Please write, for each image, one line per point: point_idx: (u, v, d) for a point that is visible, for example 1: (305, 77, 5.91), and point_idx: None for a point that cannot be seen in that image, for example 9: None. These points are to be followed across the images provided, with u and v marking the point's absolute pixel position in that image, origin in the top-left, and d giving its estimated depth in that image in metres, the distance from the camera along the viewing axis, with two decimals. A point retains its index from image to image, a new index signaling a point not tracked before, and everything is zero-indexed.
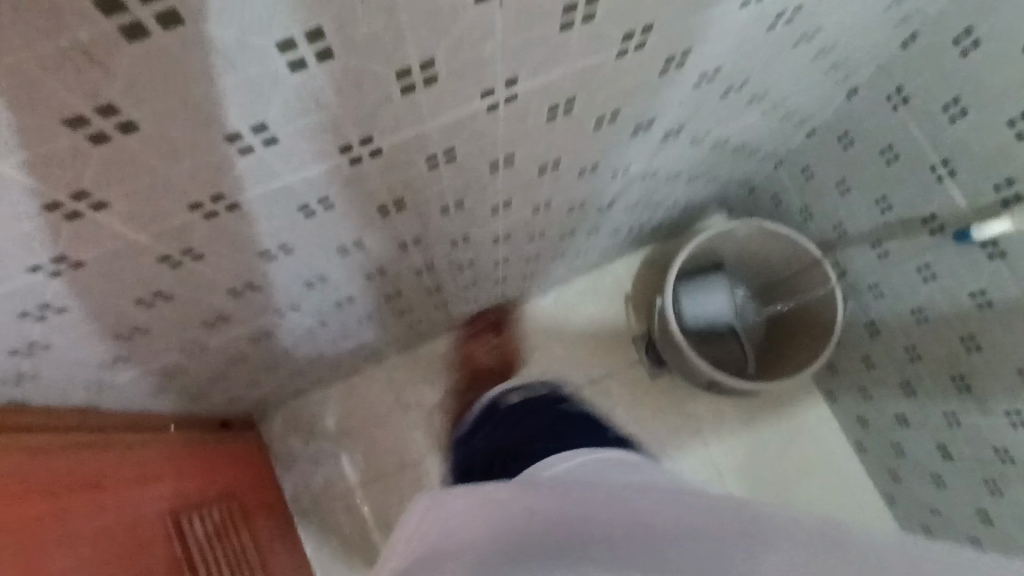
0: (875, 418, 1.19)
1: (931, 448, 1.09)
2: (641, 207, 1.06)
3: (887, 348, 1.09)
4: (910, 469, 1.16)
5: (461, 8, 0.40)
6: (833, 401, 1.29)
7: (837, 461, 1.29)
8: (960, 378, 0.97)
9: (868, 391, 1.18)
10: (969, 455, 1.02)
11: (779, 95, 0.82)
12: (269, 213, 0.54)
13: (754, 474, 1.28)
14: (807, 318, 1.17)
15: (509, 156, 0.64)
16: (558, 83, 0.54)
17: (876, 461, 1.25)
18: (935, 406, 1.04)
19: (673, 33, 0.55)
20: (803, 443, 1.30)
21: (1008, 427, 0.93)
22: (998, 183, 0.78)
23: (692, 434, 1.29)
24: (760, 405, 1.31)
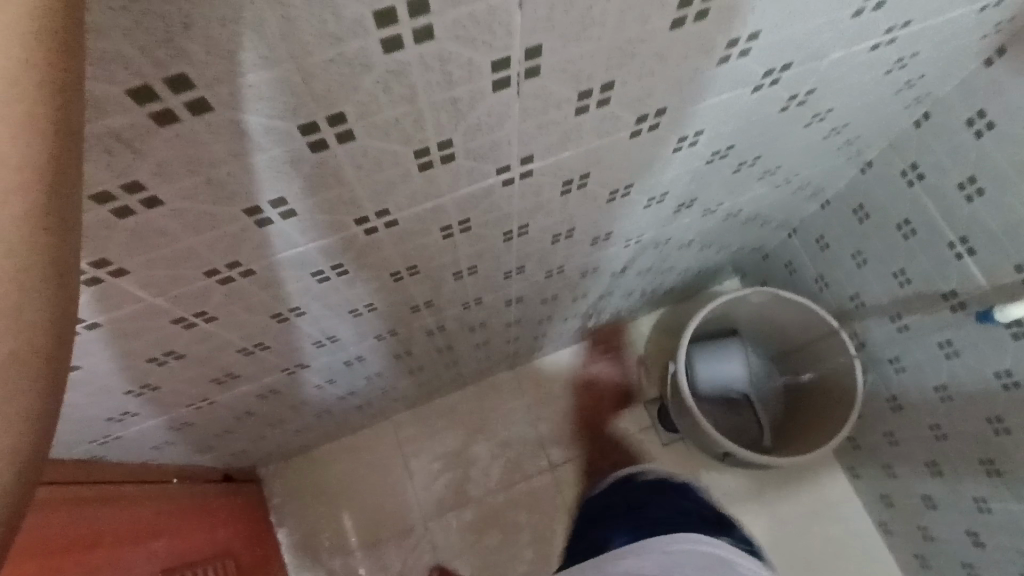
0: (900, 498, 1.14)
1: (961, 534, 1.03)
2: (653, 272, 1.06)
3: (910, 425, 1.05)
4: (939, 555, 1.11)
5: (478, 96, 0.41)
6: (855, 476, 1.25)
7: (862, 544, 1.24)
8: (988, 461, 0.93)
9: (891, 468, 1.14)
10: (1002, 544, 0.96)
11: (792, 168, 0.83)
12: (284, 278, 0.55)
13: (775, 554, 1.23)
14: (825, 390, 1.15)
15: (523, 226, 0.65)
16: (572, 161, 0.55)
17: (902, 544, 1.19)
18: (964, 489, 1.00)
19: (685, 116, 0.56)
20: (825, 520, 1.25)
21: None
22: (1018, 264, 0.77)
23: None
24: (778, 478, 1.27)
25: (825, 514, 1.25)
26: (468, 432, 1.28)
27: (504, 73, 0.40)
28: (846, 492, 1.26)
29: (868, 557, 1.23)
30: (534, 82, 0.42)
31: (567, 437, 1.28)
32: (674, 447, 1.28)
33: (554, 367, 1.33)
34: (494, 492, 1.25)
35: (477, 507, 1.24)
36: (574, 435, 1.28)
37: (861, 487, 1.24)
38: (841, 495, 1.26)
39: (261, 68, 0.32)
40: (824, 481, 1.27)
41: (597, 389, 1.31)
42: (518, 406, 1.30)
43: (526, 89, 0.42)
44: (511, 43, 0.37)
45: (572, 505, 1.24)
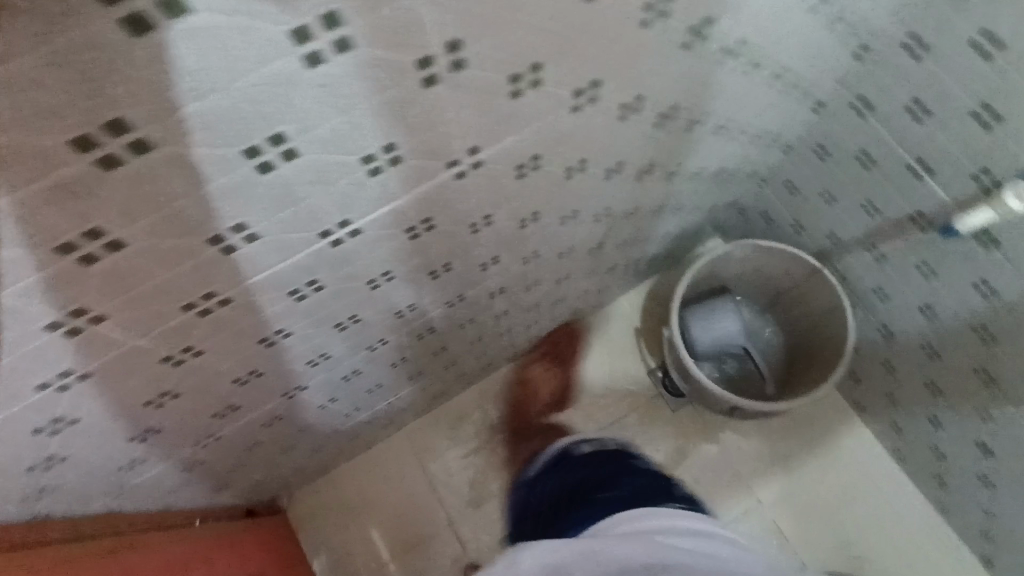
0: (908, 423, 1.16)
1: (970, 447, 1.06)
2: (631, 243, 1.07)
3: (905, 349, 1.07)
4: (955, 473, 1.13)
5: (411, 96, 0.43)
6: (863, 410, 1.27)
7: (881, 474, 1.25)
8: (983, 371, 0.95)
9: (896, 396, 1.16)
10: (1010, 450, 0.98)
11: (743, 119, 0.85)
12: (261, 302, 0.57)
13: (797, 496, 1.25)
14: (820, 330, 1.17)
15: (488, 216, 0.67)
16: (521, 145, 0.57)
17: (919, 468, 1.21)
18: (966, 402, 1.02)
19: (623, 84, 0.58)
20: (841, 457, 1.27)
21: None
22: (976, 174, 0.78)
23: (726, 464, 1.27)
24: (788, 424, 1.29)
25: (840, 453, 1.27)
26: (480, 429, 1.30)
27: (431, 70, 0.41)
28: (857, 428, 1.28)
29: (889, 487, 1.25)
30: (463, 75, 0.44)
31: (575, 419, 1.30)
32: (682, 411, 1.30)
33: (553, 352, 1.34)
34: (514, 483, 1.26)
35: (499, 501, 1.25)
36: (582, 415, 1.30)
37: (870, 419, 1.26)
38: (852, 431, 1.28)
39: (194, 101, 0.34)
40: (832, 420, 1.29)
41: (599, 367, 1.33)
42: (524, 397, 1.32)
43: (456, 82, 0.44)
44: (431, 39, 0.39)
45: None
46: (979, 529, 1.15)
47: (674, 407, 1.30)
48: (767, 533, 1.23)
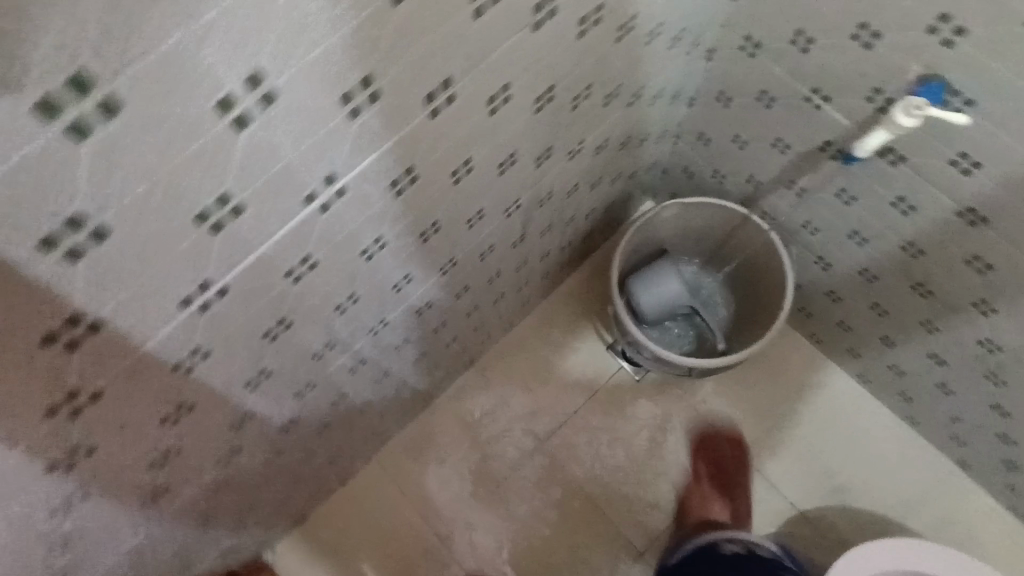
0: (863, 346, 1.17)
1: (924, 359, 1.07)
2: (555, 226, 1.05)
3: (844, 277, 1.07)
4: (915, 385, 1.14)
5: (224, 142, 0.39)
6: (820, 341, 1.27)
7: (849, 400, 1.26)
8: (920, 285, 0.96)
9: (846, 322, 1.16)
10: (960, 354, 1.00)
11: (631, 82, 0.82)
12: (141, 382, 0.52)
13: (774, 441, 1.25)
14: (762, 270, 1.16)
15: (378, 239, 0.63)
16: (385, 160, 0.53)
17: (883, 388, 1.22)
18: (911, 317, 1.02)
19: (479, 78, 0.54)
20: (807, 392, 1.27)
21: (982, 318, 0.91)
22: (870, 95, 0.77)
23: (699, 423, 1.27)
24: (751, 370, 1.29)
25: (806, 386, 1.28)
26: (451, 442, 1.27)
27: (237, 111, 0.38)
28: (818, 358, 1.29)
29: (861, 410, 1.26)
30: (278, 108, 0.40)
31: (542, 411, 1.28)
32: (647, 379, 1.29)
33: (508, 346, 1.31)
34: (494, 488, 1.24)
35: (485, 508, 1.23)
36: (549, 405, 1.28)
37: (829, 348, 1.26)
38: (814, 363, 1.29)
39: None
40: (793, 356, 1.29)
41: (556, 352, 1.31)
42: (487, 400, 1.29)
43: (274, 117, 0.40)
44: (219, 80, 0.35)
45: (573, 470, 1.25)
46: (949, 433, 1.17)
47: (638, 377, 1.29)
48: (752, 480, 1.24)
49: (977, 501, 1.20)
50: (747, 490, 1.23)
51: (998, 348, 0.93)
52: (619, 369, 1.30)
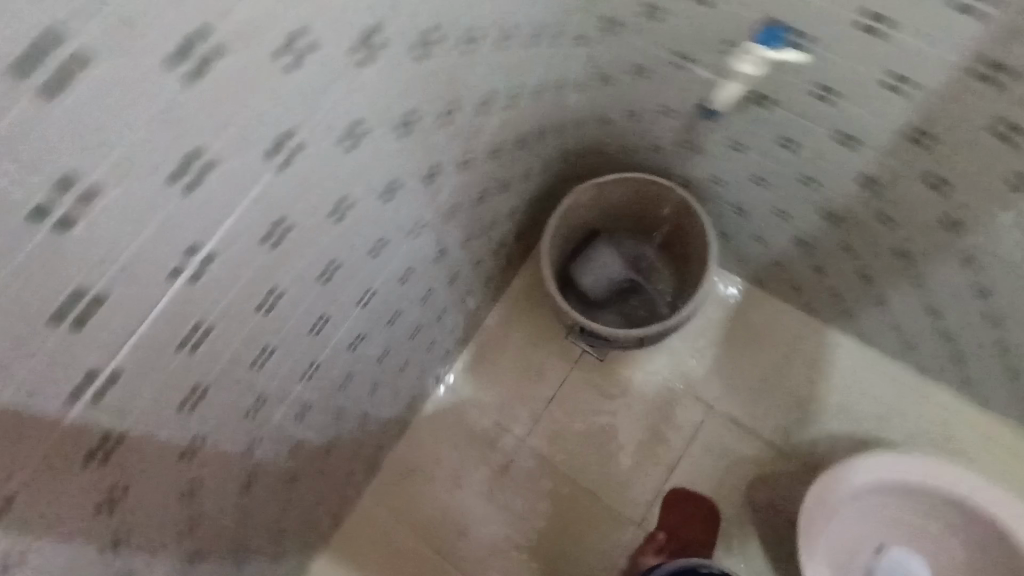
0: (799, 279, 1.21)
1: (854, 279, 1.11)
2: (474, 233, 1.08)
3: (762, 219, 1.11)
4: (856, 306, 1.18)
5: (53, 242, 0.42)
6: (763, 283, 1.30)
7: (801, 333, 1.30)
8: (827, 212, 0.99)
9: (778, 261, 1.19)
10: (882, 268, 1.03)
11: (506, 86, 0.84)
12: (62, 482, 0.54)
13: (739, 388, 1.29)
14: (687, 230, 1.19)
15: (274, 291, 0.65)
16: (248, 219, 0.55)
17: (830, 314, 1.25)
18: (830, 243, 1.06)
19: (322, 121, 0.56)
20: (761, 334, 1.31)
21: (888, 230, 0.95)
22: (724, 48, 0.80)
23: (664, 387, 1.30)
24: (704, 325, 1.33)
25: (759, 329, 1.31)
26: (432, 459, 1.30)
27: (57, 214, 0.41)
28: (764, 300, 1.32)
29: (816, 341, 1.29)
30: (102, 201, 0.43)
31: (513, 410, 1.32)
32: (607, 357, 1.33)
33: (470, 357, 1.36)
34: (482, 494, 1.27)
35: (477, 516, 1.26)
36: (519, 403, 1.32)
37: (772, 288, 1.30)
38: (762, 305, 1.32)
39: None
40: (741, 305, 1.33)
41: (515, 350, 1.36)
42: (459, 411, 1.32)
43: (101, 208, 0.43)
44: (28, 189, 0.39)
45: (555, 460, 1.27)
46: (902, 344, 1.20)
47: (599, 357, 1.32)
48: (728, 432, 1.26)
49: (946, 403, 1.23)
50: (726, 443, 1.26)
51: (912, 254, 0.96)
52: (579, 353, 1.34)
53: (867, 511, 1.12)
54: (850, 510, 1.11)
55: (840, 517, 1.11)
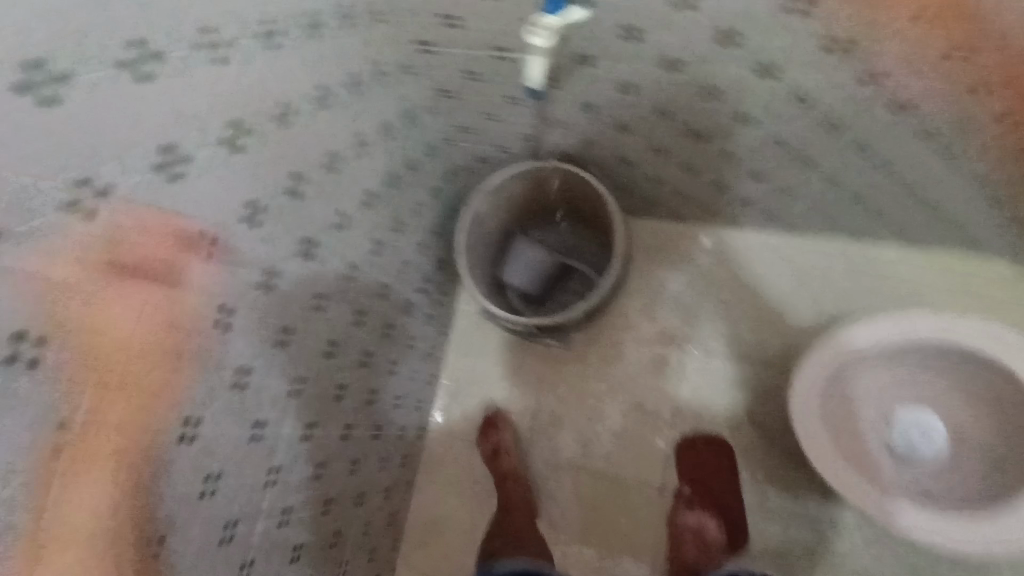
0: (712, 199, 1.22)
1: (753, 180, 1.13)
2: (390, 281, 1.08)
3: (648, 160, 1.13)
4: (771, 202, 1.19)
5: None
6: (684, 217, 1.32)
7: (741, 247, 1.31)
8: (697, 132, 1.02)
9: (685, 190, 1.21)
10: (771, 161, 1.06)
11: (350, 140, 0.86)
12: None
13: (705, 322, 1.29)
14: (584, 196, 1.20)
15: (187, 420, 0.66)
16: (120, 367, 0.56)
17: (755, 219, 1.27)
18: (716, 157, 1.08)
19: (155, 250, 0.58)
20: (705, 262, 1.31)
21: (755, 126, 0.97)
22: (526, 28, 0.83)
23: (637, 348, 1.30)
24: (649, 275, 1.33)
25: (701, 259, 1.32)
26: (450, 505, 1.29)
27: None
28: (695, 230, 1.33)
29: (757, 248, 1.30)
30: None
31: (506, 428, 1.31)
32: (571, 343, 1.32)
33: (447, 397, 1.35)
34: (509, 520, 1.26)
35: None
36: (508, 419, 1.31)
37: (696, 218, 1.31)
38: (694, 235, 1.33)
39: None
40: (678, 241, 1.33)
41: (486, 373, 1.34)
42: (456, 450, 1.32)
43: None
44: None
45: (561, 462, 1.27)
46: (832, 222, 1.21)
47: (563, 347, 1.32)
48: (709, 366, 1.27)
49: (895, 260, 1.24)
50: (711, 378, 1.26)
51: (787, 139, 0.99)
52: (545, 352, 1.33)
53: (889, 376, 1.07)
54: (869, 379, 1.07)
55: (859, 388, 1.07)
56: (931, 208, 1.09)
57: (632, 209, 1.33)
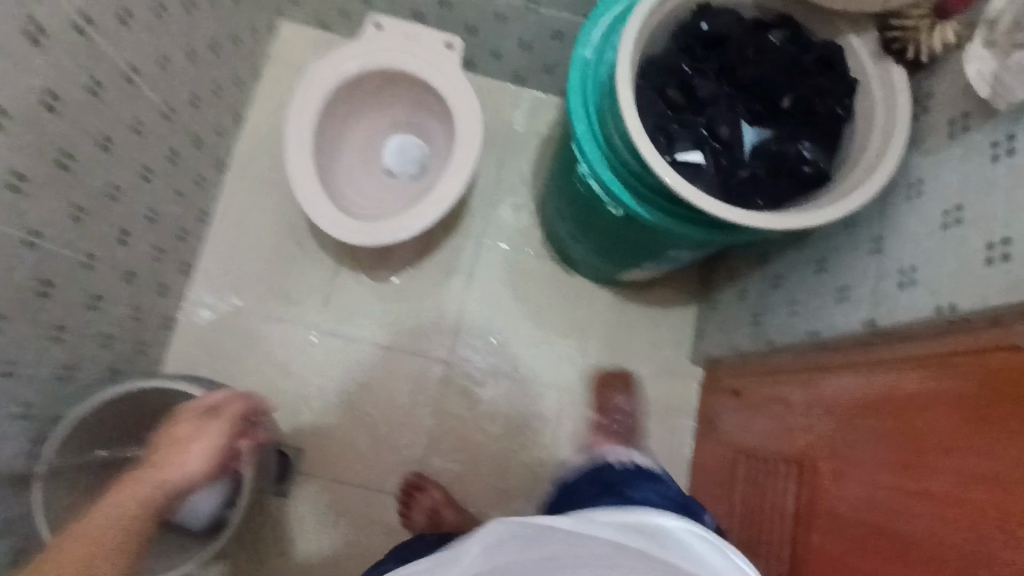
0: (155, 188, 0.93)
1: (172, 161, 0.95)
2: None
3: (111, 300, 0.88)
4: (184, 133, 0.97)
5: None
6: (159, 235, 0.97)
7: (224, 198, 1.14)
8: (87, 249, 0.80)
9: (143, 234, 0.92)
10: (157, 147, 0.91)
11: None
12: None
13: (297, 253, 1.14)
14: (159, 408, 0.94)
15: None
16: None
17: (197, 148, 1.03)
18: (128, 208, 0.87)
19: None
20: (236, 238, 1.13)
21: (106, 163, 0.79)
22: None
23: (324, 337, 1.12)
24: (232, 306, 1.11)
25: (228, 242, 1.13)
26: None
27: None
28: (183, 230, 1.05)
29: (234, 229, 1.13)
30: None
31: (374, 500, 1.07)
32: (312, 439, 1.08)
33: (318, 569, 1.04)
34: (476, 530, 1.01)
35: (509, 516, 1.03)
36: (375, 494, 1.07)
37: (174, 277, 1.06)
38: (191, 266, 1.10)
39: None
40: (206, 309, 1.10)
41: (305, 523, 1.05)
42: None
43: None
44: None
45: (428, 462, 1.09)
46: (229, 166, 1.15)
47: (329, 444, 1.08)
48: (351, 261, 1.15)
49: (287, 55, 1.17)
50: (371, 292, 1.14)
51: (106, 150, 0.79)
52: (304, 453, 1.08)
53: (361, 134, 1.05)
54: (347, 147, 1.03)
55: (346, 160, 1.03)
56: (228, 76, 1.07)
57: (147, 327, 1.01)
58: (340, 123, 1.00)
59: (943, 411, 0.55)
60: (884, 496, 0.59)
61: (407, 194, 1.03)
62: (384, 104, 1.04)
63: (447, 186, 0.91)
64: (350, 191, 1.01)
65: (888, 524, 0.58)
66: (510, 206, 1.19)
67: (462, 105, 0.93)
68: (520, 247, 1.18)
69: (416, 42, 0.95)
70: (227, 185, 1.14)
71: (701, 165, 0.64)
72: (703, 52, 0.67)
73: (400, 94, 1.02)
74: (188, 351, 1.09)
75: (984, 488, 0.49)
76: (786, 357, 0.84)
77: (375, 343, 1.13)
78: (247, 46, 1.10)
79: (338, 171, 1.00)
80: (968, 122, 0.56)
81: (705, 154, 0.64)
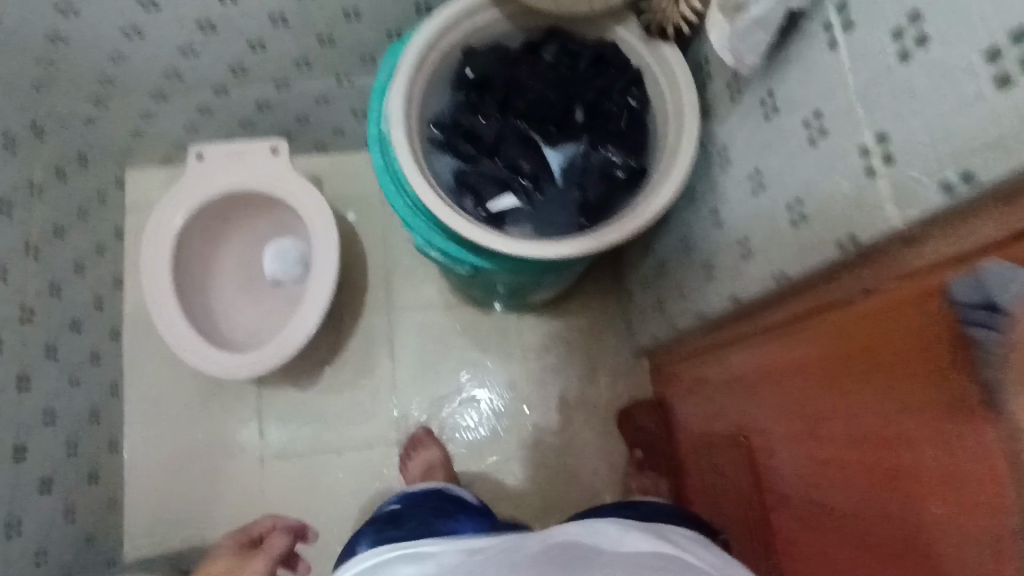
0: (41, 386, 0.91)
1: (52, 353, 0.94)
2: None
3: (33, 514, 0.86)
4: (56, 321, 0.96)
5: None
6: (66, 428, 0.95)
7: (132, 361, 1.12)
8: None
9: (45, 436, 0.90)
10: (28, 349, 0.89)
11: None
12: None
13: (220, 388, 1.13)
14: None
15: None
16: None
17: (79, 330, 1.01)
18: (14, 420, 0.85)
19: None
20: (156, 395, 1.12)
21: None
22: None
23: (274, 459, 1.10)
24: (174, 463, 1.09)
25: (150, 401, 1.11)
26: None
27: None
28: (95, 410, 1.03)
29: (150, 388, 1.12)
30: None
31: None
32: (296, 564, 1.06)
33: None
34: None
35: None
36: None
37: (104, 457, 1.04)
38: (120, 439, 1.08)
39: None
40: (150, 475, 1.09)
41: None
42: None
43: None
44: None
45: None
46: (124, 330, 1.13)
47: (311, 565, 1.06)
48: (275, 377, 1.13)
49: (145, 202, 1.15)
50: (304, 401, 1.12)
51: None
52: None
53: (224, 260, 1.02)
54: (217, 278, 1.01)
55: (220, 293, 1.01)
56: (87, 247, 1.05)
57: (91, 517, 0.99)
58: (200, 260, 0.98)
59: (820, 375, 0.52)
60: (809, 470, 0.56)
61: (288, 303, 1.01)
62: (238, 218, 1.01)
63: (318, 289, 0.89)
64: (230, 324, 0.99)
65: (819, 496, 0.54)
66: (408, 269, 1.17)
67: (308, 207, 0.92)
68: (432, 305, 1.17)
69: (243, 160, 0.93)
70: (128, 349, 1.13)
71: (514, 207, 0.64)
72: (483, 86, 0.66)
73: (248, 205, 0.99)
74: (147, 523, 1.07)
75: (901, 419, 0.42)
76: (695, 336, 0.82)
77: (325, 449, 1.11)
78: (97, 211, 1.09)
79: (213, 308, 0.98)
80: (738, 87, 0.55)
81: (514, 194, 0.65)
